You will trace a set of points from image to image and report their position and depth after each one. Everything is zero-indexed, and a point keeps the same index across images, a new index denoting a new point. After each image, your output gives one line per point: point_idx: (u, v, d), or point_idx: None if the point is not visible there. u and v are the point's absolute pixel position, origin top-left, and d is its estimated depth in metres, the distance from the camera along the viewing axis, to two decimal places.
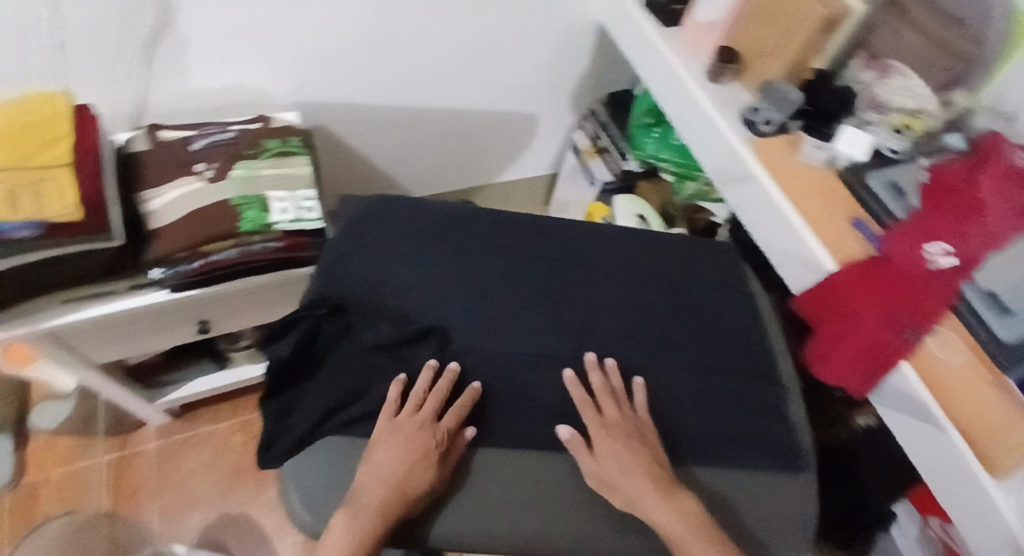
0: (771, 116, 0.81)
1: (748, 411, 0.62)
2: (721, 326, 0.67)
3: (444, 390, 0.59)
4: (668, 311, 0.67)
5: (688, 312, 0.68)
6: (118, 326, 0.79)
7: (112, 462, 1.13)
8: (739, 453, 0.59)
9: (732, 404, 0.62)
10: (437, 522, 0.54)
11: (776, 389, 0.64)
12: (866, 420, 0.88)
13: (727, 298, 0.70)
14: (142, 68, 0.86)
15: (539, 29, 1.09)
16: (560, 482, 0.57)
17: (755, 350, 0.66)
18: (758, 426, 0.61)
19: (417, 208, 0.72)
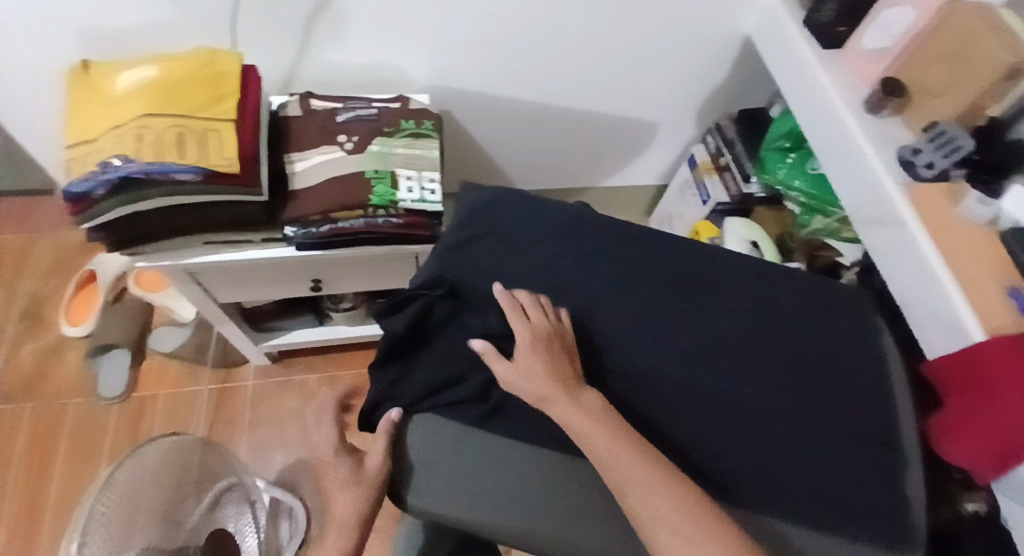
0: (934, 159, 0.74)
1: (869, 475, 0.56)
2: (850, 377, 0.61)
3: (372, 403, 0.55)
4: (791, 349, 0.62)
5: (813, 354, 0.62)
6: (248, 272, 0.86)
7: (214, 392, 1.23)
8: (852, 523, 0.52)
9: (851, 463, 0.56)
10: (418, 491, 0.50)
11: (899, 456, 0.57)
12: (976, 506, 0.71)
13: (858, 351, 0.63)
14: (301, 37, 0.91)
15: (679, 38, 1.06)
16: (555, 468, 0.51)
17: (884, 412, 0.60)
18: (879, 498, 0.54)
19: (539, 205, 0.71)
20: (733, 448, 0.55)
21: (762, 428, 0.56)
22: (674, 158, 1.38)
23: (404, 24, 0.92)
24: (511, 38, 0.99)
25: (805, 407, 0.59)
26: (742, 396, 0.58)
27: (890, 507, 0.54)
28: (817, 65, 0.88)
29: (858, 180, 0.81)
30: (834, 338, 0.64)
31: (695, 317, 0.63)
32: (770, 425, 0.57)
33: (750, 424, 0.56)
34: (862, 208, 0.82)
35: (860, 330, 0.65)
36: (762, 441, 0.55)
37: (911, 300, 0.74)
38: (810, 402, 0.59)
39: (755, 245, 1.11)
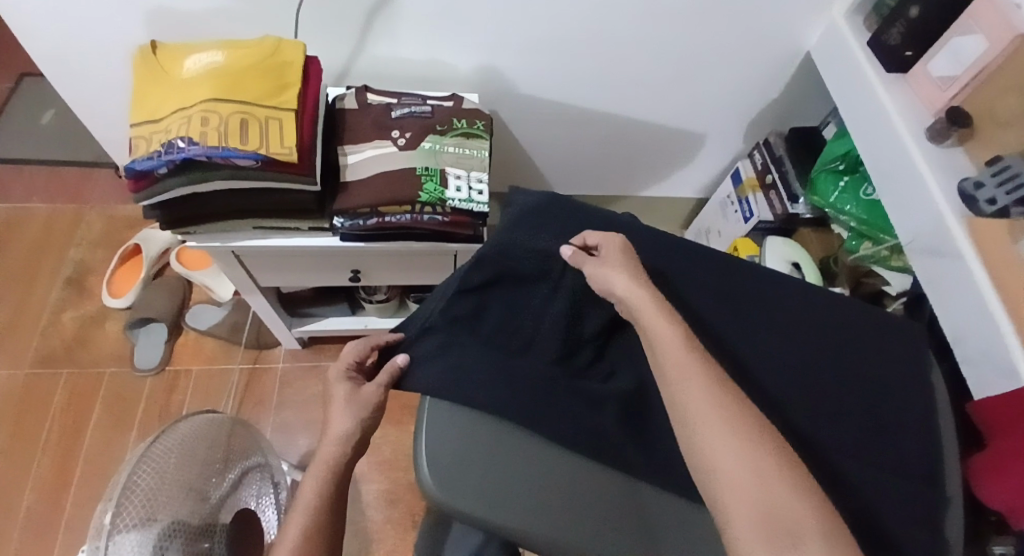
0: (994, 195, 0.71)
1: (919, 515, 0.53)
2: (901, 409, 0.59)
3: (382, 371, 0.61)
4: (842, 378, 0.60)
5: (865, 386, 0.60)
6: (292, 258, 0.88)
7: (245, 372, 1.25)
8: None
9: (897, 496, 0.53)
10: (441, 485, 0.48)
11: (940, 495, 0.55)
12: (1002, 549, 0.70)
13: (902, 380, 0.62)
14: (361, 30, 0.93)
15: (736, 52, 1.05)
16: (570, 478, 0.51)
17: (930, 449, 0.58)
18: (924, 535, 0.52)
19: (589, 212, 0.71)
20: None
21: (807, 460, 0.55)
22: (716, 172, 1.37)
23: (460, 21, 0.93)
24: (564, 41, 0.99)
25: (855, 440, 0.57)
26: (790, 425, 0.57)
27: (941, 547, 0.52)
28: (882, 91, 0.86)
29: (918, 212, 0.79)
30: (888, 372, 0.62)
31: (745, 339, 0.62)
32: (817, 456, 0.55)
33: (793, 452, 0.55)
34: (915, 239, 0.80)
35: (916, 367, 0.63)
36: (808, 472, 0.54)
37: (966, 336, 0.72)
38: (860, 433, 0.57)
39: (796, 265, 1.10)
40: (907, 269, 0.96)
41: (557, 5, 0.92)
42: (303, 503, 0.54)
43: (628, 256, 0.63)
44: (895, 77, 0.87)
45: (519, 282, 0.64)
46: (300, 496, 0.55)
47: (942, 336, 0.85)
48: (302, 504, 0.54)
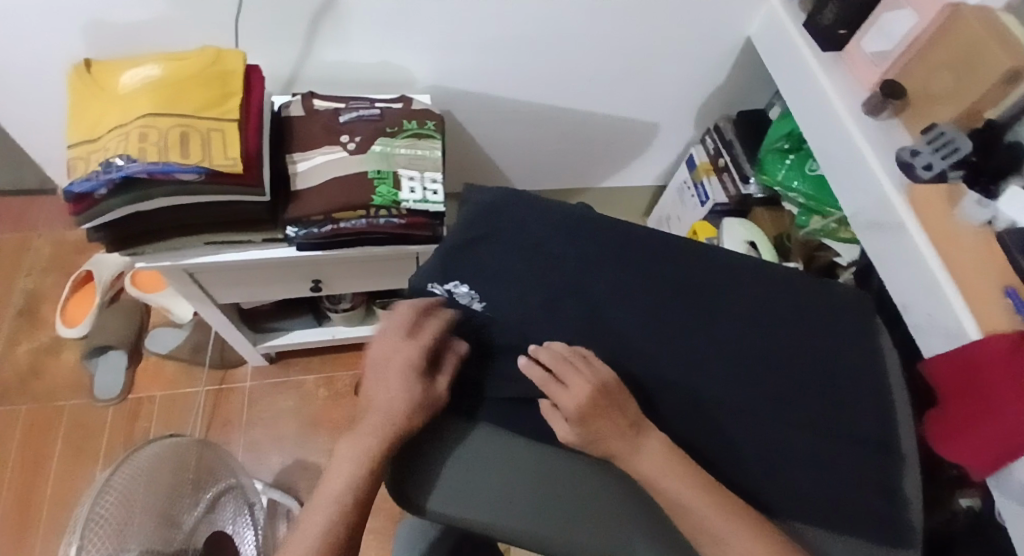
0: (931, 161, 0.74)
1: (872, 502, 0.54)
2: (855, 389, 0.61)
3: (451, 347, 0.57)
4: (798, 367, 0.61)
5: (821, 370, 0.62)
6: (249, 272, 0.86)
7: (212, 393, 1.22)
8: (845, 523, 0.53)
9: (845, 464, 0.56)
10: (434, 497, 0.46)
11: (893, 458, 0.57)
12: (968, 502, 0.80)
13: (853, 349, 0.63)
14: (308, 36, 0.91)
15: (681, 40, 1.07)
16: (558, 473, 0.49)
17: (882, 413, 0.60)
18: (874, 501, 0.54)
19: (546, 202, 0.70)
20: (735, 467, 0.55)
21: (766, 438, 0.56)
22: (673, 159, 1.39)
23: (409, 23, 0.93)
24: (515, 40, 0.99)
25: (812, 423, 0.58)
26: (750, 412, 0.58)
27: (894, 512, 0.54)
28: (821, 69, 0.88)
29: (860, 184, 0.82)
30: (838, 342, 0.64)
31: (703, 330, 0.63)
32: (774, 433, 0.57)
33: (751, 428, 0.57)
34: (860, 211, 0.83)
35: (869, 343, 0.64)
36: (763, 464, 0.55)
37: (914, 301, 0.75)
38: (819, 418, 0.58)
39: (754, 244, 1.12)
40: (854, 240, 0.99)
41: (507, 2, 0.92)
42: (326, 502, 0.53)
43: (600, 390, 0.52)
44: (832, 55, 0.90)
45: (481, 281, 0.63)
46: (324, 492, 0.54)
47: (892, 304, 0.88)
48: (328, 499, 0.53)
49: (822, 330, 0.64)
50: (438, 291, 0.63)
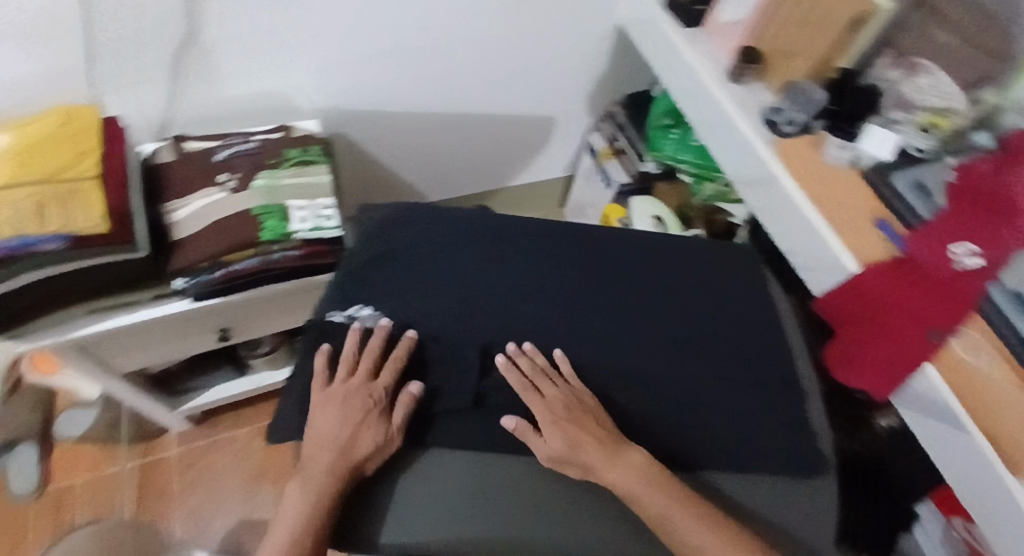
0: (794, 116, 0.81)
1: (790, 449, 0.60)
2: (761, 345, 0.66)
3: (397, 364, 0.60)
4: (707, 331, 0.66)
5: (729, 332, 0.66)
6: (147, 334, 0.81)
7: (137, 468, 1.15)
8: (764, 464, 0.58)
9: (757, 411, 0.61)
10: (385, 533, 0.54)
11: (798, 397, 0.64)
12: (888, 421, 0.92)
13: (747, 303, 0.69)
14: (171, 79, 0.87)
15: (557, 33, 1.09)
16: (503, 479, 0.57)
17: (781, 357, 0.66)
18: (788, 438, 0.60)
19: (446, 212, 0.72)
20: (666, 438, 0.59)
21: (681, 402, 0.61)
22: (574, 148, 1.42)
23: (277, 50, 0.90)
24: (392, 51, 0.98)
25: (727, 383, 0.62)
26: (672, 383, 0.61)
27: (806, 448, 0.60)
28: (684, 43, 0.92)
29: (734, 146, 0.86)
30: (737, 301, 0.69)
31: (616, 312, 0.66)
32: (686, 396, 0.61)
33: (669, 393, 0.61)
34: (738, 170, 0.87)
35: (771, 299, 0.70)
36: (690, 431, 0.59)
37: (798, 246, 0.79)
38: (725, 374, 0.63)
39: (660, 219, 1.14)
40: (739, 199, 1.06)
41: (378, 17, 0.92)
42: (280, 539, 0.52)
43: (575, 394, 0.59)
44: (694, 30, 0.94)
45: (384, 300, 0.65)
46: (277, 527, 0.53)
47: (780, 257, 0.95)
48: (281, 533, 0.52)
49: (722, 290, 0.69)
50: (338, 318, 0.64)
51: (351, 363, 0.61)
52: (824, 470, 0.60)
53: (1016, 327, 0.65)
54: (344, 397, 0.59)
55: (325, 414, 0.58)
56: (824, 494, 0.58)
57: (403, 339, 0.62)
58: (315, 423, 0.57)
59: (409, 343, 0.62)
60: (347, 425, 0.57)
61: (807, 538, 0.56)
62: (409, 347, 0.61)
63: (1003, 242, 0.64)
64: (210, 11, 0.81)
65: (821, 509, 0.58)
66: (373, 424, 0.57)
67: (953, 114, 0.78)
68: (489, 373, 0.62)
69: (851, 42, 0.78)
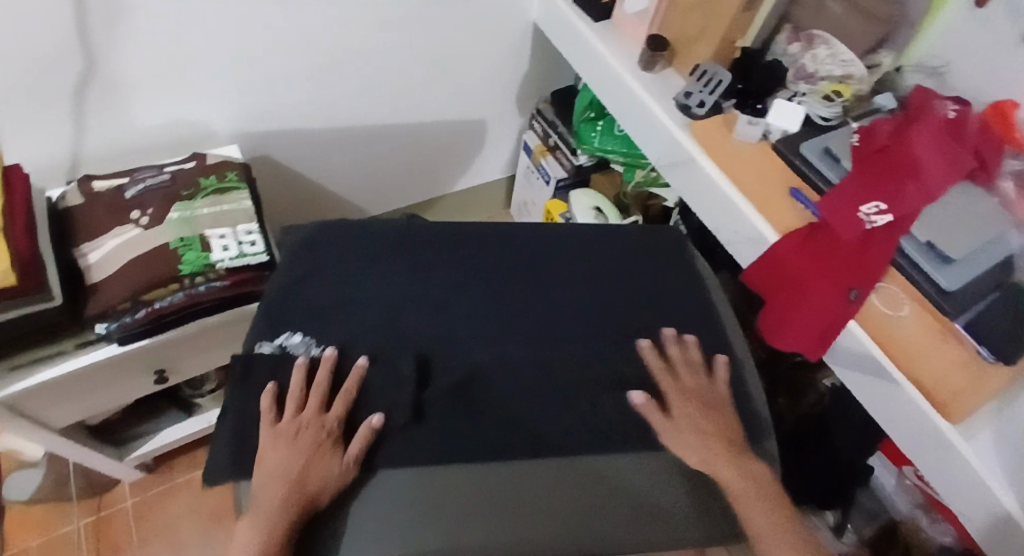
0: (704, 98, 0.83)
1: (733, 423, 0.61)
2: (692, 322, 0.68)
3: (348, 394, 0.58)
4: (639, 316, 0.68)
5: (661, 315, 0.68)
6: (79, 385, 0.77)
7: (90, 525, 1.10)
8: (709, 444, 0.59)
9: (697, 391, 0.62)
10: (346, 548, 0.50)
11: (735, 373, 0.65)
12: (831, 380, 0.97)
13: (676, 285, 0.71)
14: (76, 117, 0.84)
15: (476, 36, 1.10)
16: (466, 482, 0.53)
17: (713, 335, 0.68)
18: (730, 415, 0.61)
19: (368, 228, 0.72)
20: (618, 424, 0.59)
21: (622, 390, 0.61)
22: (510, 150, 1.43)
23: (185, 77, 0.88)
24: (307, 66, 0.97)
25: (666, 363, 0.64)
26: (613, 368, 0.62)
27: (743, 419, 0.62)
28: (595, 37, 0.94)
29: (652, 132, 0.88)
30: (665, 284, 0.71)
31: (548, 306, 0.67)
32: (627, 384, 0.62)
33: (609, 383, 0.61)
34: (660, 156, 0.89)
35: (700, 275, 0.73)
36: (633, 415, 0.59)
37: (722, 222, 0.81)
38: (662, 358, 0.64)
39: (599, 209, 1.16)
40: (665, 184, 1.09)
41: (291, 35, 0.91)
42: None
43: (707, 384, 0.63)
44: (603, 23, 0.96)
45: (313, 324, 0.63)
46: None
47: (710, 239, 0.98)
48: None
49: (653, 276, 0.71)
50: (268, 348, 0.62)
51: (300, 396, 0.59)
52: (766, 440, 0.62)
53: (928, 276, 0.68)
54: (297, 429, 0.56)
55: (276, 452, 0.54)
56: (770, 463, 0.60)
57: (355, 370, 0.59)
58: (266, 462, 0.54)
59: (359, 373, 0.59)
60: (298, 461, 0.53)
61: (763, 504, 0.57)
62: (360, 376, 0.59)
63: (905, 197, 0.69)
64: (109, 44, 0.79)
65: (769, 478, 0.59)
66: (326, 457, 0.53)
67: (852, 80, 0.83)
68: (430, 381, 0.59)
69: (749, 21, 0.81)
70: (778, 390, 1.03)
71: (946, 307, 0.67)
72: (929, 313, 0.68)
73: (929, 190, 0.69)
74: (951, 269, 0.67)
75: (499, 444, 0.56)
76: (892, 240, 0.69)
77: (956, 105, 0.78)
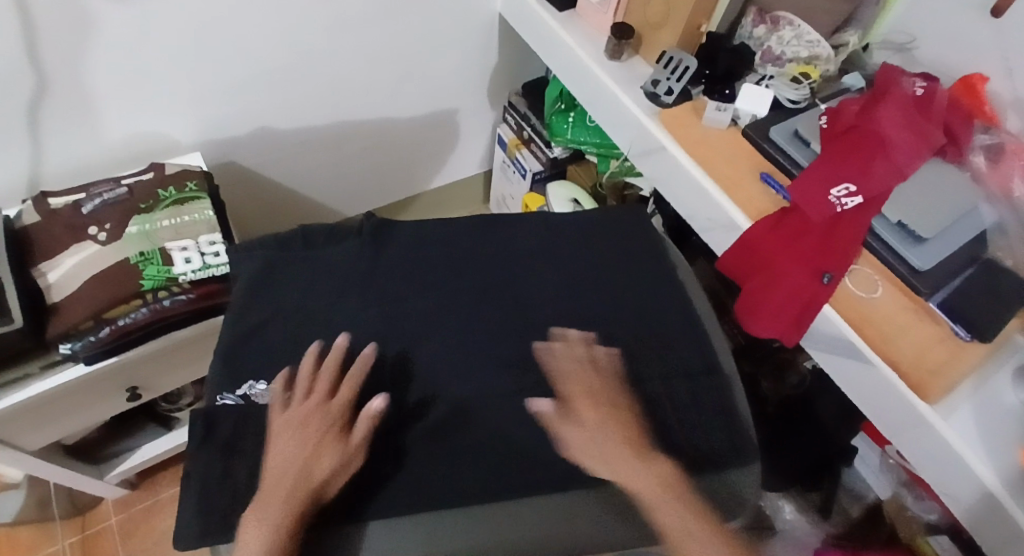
0: (671, 85, 0.82)
1: (713, 410, 0.61)
2: (671, 309, 0.67)
3: (356, 376, 0.58)
4: (618, 310, 0.66)
5: (640, 311, 0.67)
6: (50, 407, 0.75)
7: (75, 545, 1.08)
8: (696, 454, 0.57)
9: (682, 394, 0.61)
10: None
11: (720, 380, 0.63)
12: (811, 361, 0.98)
13: (655, 282, 0.69)
14: (30, 133, 0.82)
15: (442, 30, 1.08)
16: (443, 500, 0.52)
17: (696, 333, 0.66)
18: (716, 421, 0.60)
19: (328, 260, 0.67)
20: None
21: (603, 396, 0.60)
22: (485, 144, 1.41)
23: (142, 88, 0.86)
24: (268, 70, 0.95)
25: (644, 362, 0.63)
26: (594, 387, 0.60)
27: (724, 404, 0.62)
28: (560, 27, 0.93)
29: (621, 121, 0.87)
30: (640, 273, 0.70)
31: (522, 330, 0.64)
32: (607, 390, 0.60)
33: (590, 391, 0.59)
34: (630, 144, 0.88)
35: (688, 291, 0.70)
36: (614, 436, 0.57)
37: (694, 209, 0.80)
38: (642, 359, 0.63)
39: (576, 201, 1.16)
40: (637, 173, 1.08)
41: (251, 36, 0.89)
42: None
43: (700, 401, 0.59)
44: (568, 13, 0.95)
45: (277, 370, 0.59)
46: None
47: (686, 227, 0.98)
48: None
49: (629, 271, 0.70)
50: (231, 400, 0.57)
51: (308, 381, 0.58)
52: (752, 454, 0.59)
53: (901, 255, 0.68)
54: (304, 415, 0.55)
55: (284, 438, 0.53)
56: (756, 477, 0.58)
57: (361, 357, 0.59)
58: (273, 449, 0.53)
59: (366, 359, 0.59)
60: (306, 448, 0.53)
61: (742, 492, 0.57)
62: (367, 362, 0.59)
63: (875, 176, 0.68)
64: (59, 60, 0.76)
65: (753, 493, 0.57)
66: (335, 442, 0.53)
67: (819, 61, 0.83)
68: (411, 422, 0.56)
69: (712, 5, 0.80)
70: (761, 374, 1.02)
71: (920, 288, 0.67)
72: (903, 294, 0.68)
73: (899, 168, 0.69)
74: (924, 248, 0.67)
75: (479, 452, 0.55)
76: (863, 221, 0.68)
77: (924, 82, 0.77)
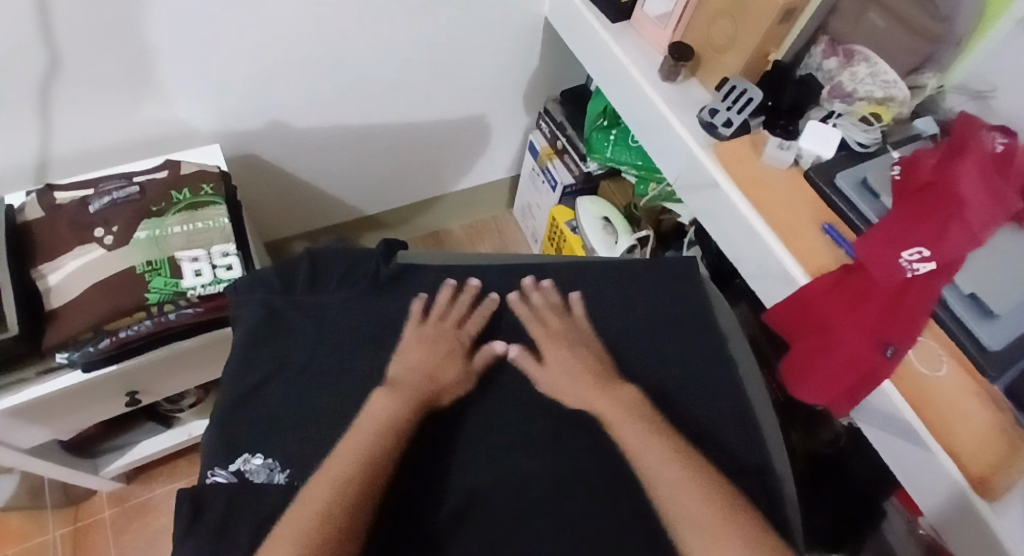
0: (731, 116, 0.76)
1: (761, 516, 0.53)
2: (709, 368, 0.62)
3: (468, 307, 0.64)
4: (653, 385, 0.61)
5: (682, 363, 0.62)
6: (45, 410, 0.71)
7: (65, 537, 1.05)
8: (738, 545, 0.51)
9: None
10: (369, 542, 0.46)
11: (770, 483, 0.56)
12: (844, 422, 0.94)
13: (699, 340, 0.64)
14: (36, 113, 0.77)
15: (482, 28, 1.01)
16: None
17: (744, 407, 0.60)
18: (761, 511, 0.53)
19: (326, 313, 0.61)
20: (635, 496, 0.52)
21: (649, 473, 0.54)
22: (516, 149, 1.35)
23: (160, 75, 0.81)
24: (294, 62, 0.90)
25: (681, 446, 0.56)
26: None
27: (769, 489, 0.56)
28: (612, 40, 0.87)
29: (671, 150, 0.81)
30: (688, 323, 0.65)
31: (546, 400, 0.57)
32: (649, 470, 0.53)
33: None
34: (676, 175, 0.82)
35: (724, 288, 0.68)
36: None
37: (743, 255, 0.74)
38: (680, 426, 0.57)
39: (608, 220, 1.10)
40: (677, 199, 1.02)
41: (278, 23, 0.83)
42: None
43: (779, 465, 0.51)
44: (622, 25, 0.89)
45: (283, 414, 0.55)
46: None
47: (727, 264, 0.93)
48: None
49: (674, 327, 0.64)
50: (222, 477, 0.52)
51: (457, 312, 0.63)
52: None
53: (970, 332, 0.62)
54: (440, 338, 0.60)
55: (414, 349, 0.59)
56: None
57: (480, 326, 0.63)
58: (407, 356, 0.58)
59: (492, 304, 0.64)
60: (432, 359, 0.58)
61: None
62: (491, 307, 0.64)
63: (950, 240, 0.61)
64: (76, 39, 0.71)
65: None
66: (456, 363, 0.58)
67: (894, 102, 0.75)
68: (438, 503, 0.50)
69: (783, 32, 0.74)
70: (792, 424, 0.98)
71: (986, 368, 0.61)
72: (969, 375, 0.62)
73: (973, 233, 0.62)
74: (994, 324, 0.61)
75: (517, 510, 0.49)
76: (935, 288, 0.61)
77: (1004, 137, 0.69)
